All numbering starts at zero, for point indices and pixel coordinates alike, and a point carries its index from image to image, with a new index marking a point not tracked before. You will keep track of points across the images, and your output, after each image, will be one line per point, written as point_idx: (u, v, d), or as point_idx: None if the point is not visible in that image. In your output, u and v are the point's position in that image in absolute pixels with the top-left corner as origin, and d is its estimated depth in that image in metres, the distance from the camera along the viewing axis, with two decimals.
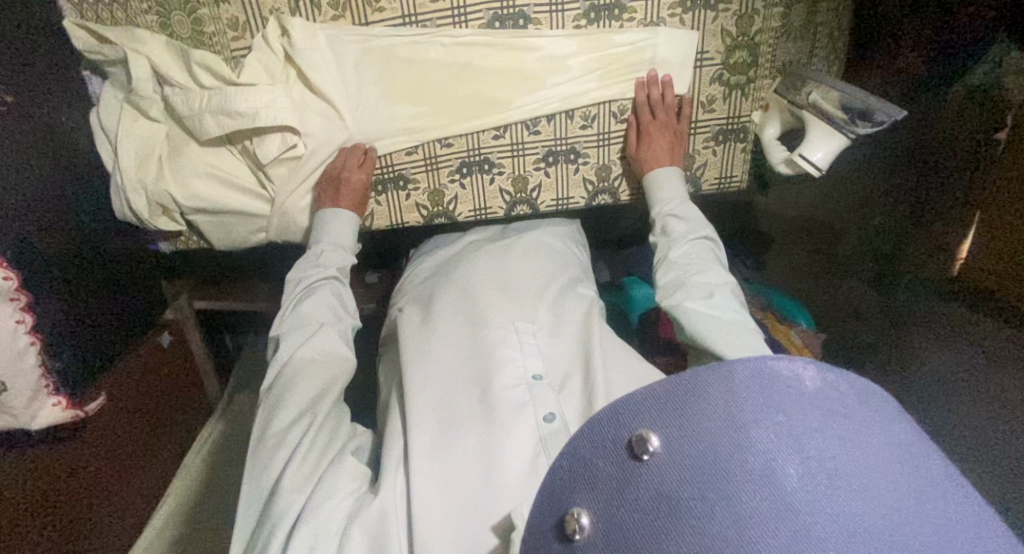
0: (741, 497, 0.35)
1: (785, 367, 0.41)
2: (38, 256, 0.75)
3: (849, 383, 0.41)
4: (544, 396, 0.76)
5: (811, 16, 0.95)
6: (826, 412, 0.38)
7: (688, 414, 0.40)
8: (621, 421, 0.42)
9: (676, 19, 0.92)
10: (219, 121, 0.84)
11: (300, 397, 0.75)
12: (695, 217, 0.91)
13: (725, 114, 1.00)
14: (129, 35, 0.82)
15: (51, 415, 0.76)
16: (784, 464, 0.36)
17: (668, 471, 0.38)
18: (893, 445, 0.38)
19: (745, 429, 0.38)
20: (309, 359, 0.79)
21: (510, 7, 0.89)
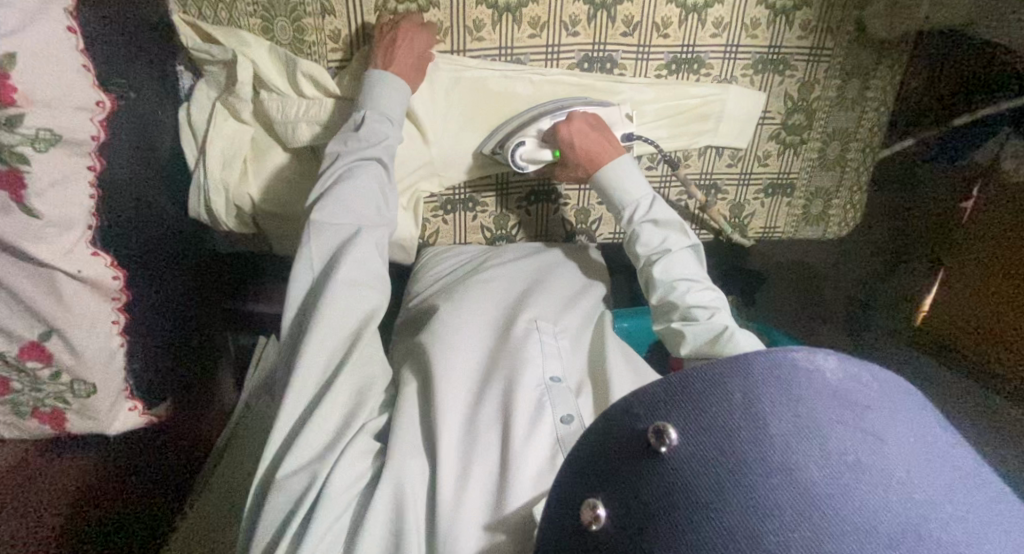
0: (759, 486, 0.38)
1: (807, 361, 0.42)
2: (135, 255, 0.74)
3: (874, 375, 0.43)
4: (563, 397, 0.70)
5: (864, 90, 1.01)
6: (847, 403, 0.40)
7: (713, 410, 0.41)
8: (638, 413, 0.44)
9: (746, 79, 0.97)
10: (313, 130, 0.85)
11: (339, 322, 0.69)
12: (670, 218, 0.86)
13: (777, 170, 1.06)
14: (235, 36, 0.81)
15: (129, 419, 0.77)
16: (803, 457, 0.38)
17: (687, 461, 0.41)
18: (917, 434, 0.39)
19: (765, 423, 0.40)
20: (352, 272, 0.72)
21: (601, 51, 0.93)
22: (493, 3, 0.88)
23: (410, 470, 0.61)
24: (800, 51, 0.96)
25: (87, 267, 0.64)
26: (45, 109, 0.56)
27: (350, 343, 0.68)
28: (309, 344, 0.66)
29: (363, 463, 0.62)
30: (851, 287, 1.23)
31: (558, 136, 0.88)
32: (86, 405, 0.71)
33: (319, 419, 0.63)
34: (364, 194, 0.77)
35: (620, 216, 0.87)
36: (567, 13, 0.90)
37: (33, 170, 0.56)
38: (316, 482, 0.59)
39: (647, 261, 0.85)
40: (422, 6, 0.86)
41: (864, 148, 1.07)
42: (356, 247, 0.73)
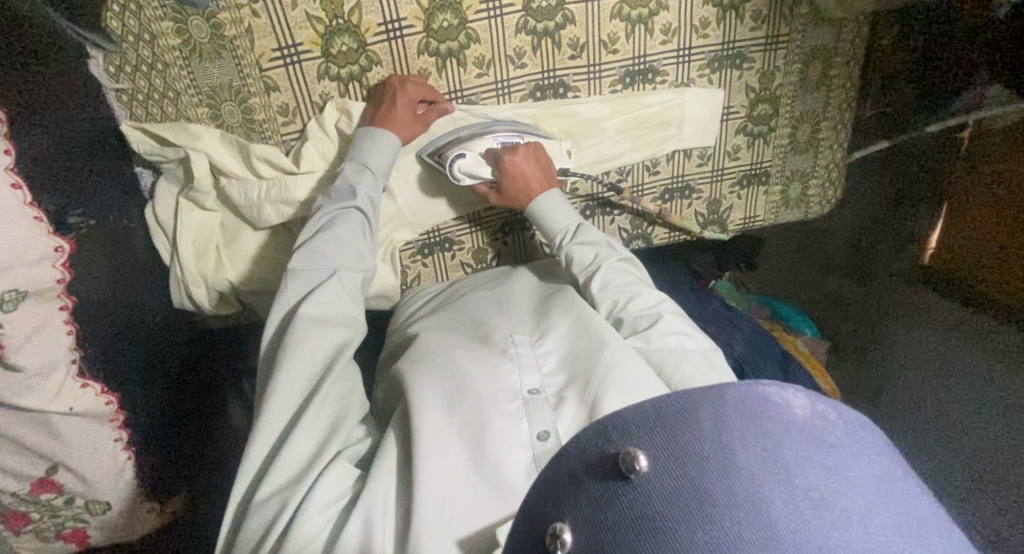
0: (721, 520, 0.35)
1: (777, 393, 0.41)
2: (123, 362, 0.73)
3: (841, 413, 0.41)
4: (540, 411, 0.67)
5: (827, 70, 1.01)
6: (815, 440, 0.39)
7: (683, 437, 0.38)
8: (611, 437, 0.40)
9: (704, 79, 0.97)
10: (279, 210, 0.85)
11: (313, 357, 0.68)
12: (599, 240, 0.86)
13: (750, 161, 1.07)
14: (184, 131, 0.81)
15: (147, 519, 0.78)
16: (770, 491, 0.36)
17: (658, 491, 0.37)
18: (883, 476, 0.38)
19: (733, 456, 0.38)
20: (321, 313, 0.71)
21: (552, 78, 0.92)
22: (436, 50, 0.87)
23: (381, 494, 0.60)
24: (755, 42, 0.96)
25: (79, 402, 0.64)
26: (8, 271, 0.55)
27: (324, 373, 0.67)
28: (279, 380, 0.65)
29: (342, 484, 0.62)
30: (847, 237, 1.33)
31: (500, 162, 0.87)
32: (102, 520, 0.73)
33: (291, 448, 0.62)
34: (341, 237, 0.77)
35: (552, 242, 0.87)
36: (512, 46, 0.89)
37: (7, 329, 0.56)
38: (288, 508, 0.58)
39: (583, 282, 0.84)
40: (365, 66, 0.85)
41: (836, 125, 1.07)
42: (331, 287, 0.73)
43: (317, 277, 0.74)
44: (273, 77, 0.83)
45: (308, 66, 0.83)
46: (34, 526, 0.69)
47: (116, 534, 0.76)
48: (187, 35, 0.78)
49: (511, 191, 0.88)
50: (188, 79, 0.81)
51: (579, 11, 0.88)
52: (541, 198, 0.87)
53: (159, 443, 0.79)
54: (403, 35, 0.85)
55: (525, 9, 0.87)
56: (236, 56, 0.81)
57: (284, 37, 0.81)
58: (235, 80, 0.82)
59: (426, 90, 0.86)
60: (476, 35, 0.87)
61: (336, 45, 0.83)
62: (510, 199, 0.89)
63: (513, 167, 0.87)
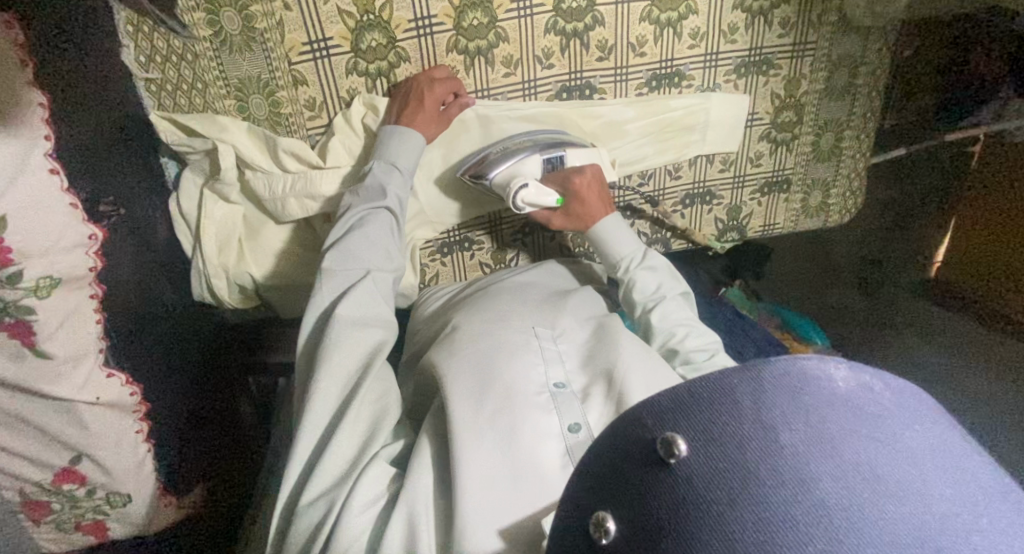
0: (769, 501, 0.34)
1: (818, 367, 0.39)
2: (145, 352, 0.73)
3: (889, 383, 0.40)
4: (569, 405, 0.67)
5: (852, 79, 1.01)
6: (862, 412, 0.37)
7: (722, 419, 0.38)
8: (647, 423, 0.41)
9: (730, 84, 0.97)
10: (303, 205, 0.84)
11: (350, 356, 0.67)
12: (665, 269, 0.86)
13: (771, 168, 1.07)
14: (212, 123, 0.81)
15: (166, 514, 0.76)
16: (816, 468, 0.35)
17: (697, 473, 0.37)
18: (939, 445, 0.36)
19: (775, 434, 0.37)
20: (356, 313, 0.71)
21: (579, 79, 0.92)
22: (464, 48, 0.87)
23: (421, 491, 0.59)
24: (781, 49, 0.96)
25: (103, 391, 0.64)
26: (41, 257, 0.55)
27: (362, 372, 0.67)
28: (320, 380, 0.65)
29: (381, 484, 0.61)
30: (858, 248, 1.32)
31: (569, 186, 0.87)
32: (123, 513, 0.71)
33: (333, 448, 0.62)
34: (374, 237, 0.77)
35: (616, 269, 0.87)
36: (540, 46, 0.89)
37: (40, 317, 0.56)
38: (333, 511, 0.58)
39: (642, 309, 0.84)
40: (393, 62, 0.85)
41: (859, 135, 1.07)
42: (366, 288, 0.73)
43: (354, 278, 0.74)
44: (302, 71, 0.83)
45: (337, 61, 0.83)
46: (54, 517, 0.68)
47: (138, 529, 0.74)
48: (218, 27, 0.79)
49: (579, 215, 0.89)
50: (218, 71, 0.81)
51: (609, 13, 0.88)
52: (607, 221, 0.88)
53: (177, 435, 0.78)
54: (433, 32, 0.84)
55: (555, 10, 0.87)
56: (266, 49, 0.81)
57: (315, 30, 0.81)
58: (264, 73, 0.82)
59: (450, 83, 0.86)
60: (506, 35, 0.87)
61: (365, 41, 0.83)
62: (574, 222, 0.90)
63: (586, 194, 0.87)
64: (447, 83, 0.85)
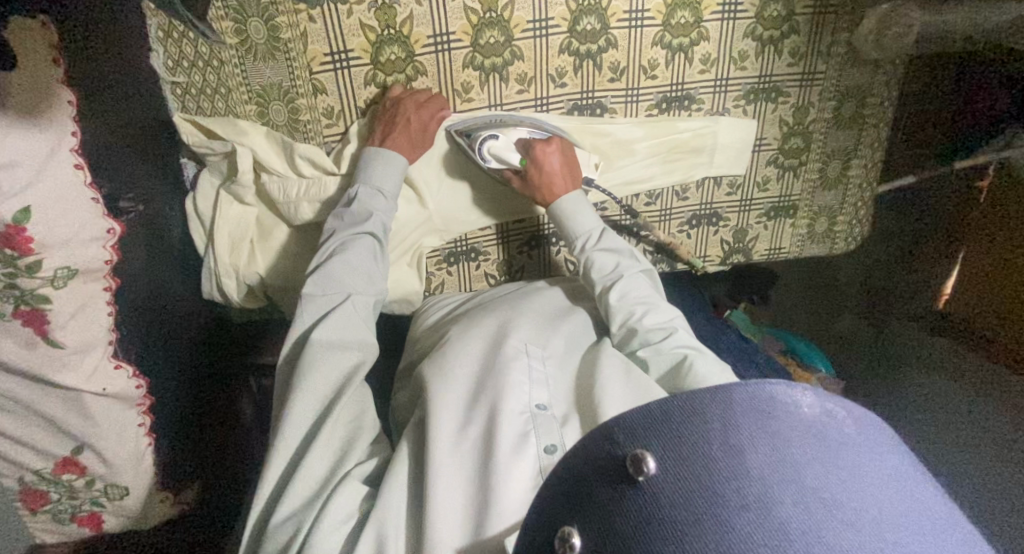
0: (730, 512, 0.40)
1: (786, 394, 0.45)
2: (151, 348, 0.73)
3: (845, 412, 0.46)
4: (548, 425, 0.66)
5: (861, 108, 1.03)
6: (818, 437, 0.43)
7: (693, 438, 0.43)
8: (619, 439, 0.46)
9: (739, 109, 0.99)
10: (316, 209, 0.86)
11: (325, 380, 0.69)
12: (620, 249, 0.87)
13: (778, 193, 1.08)
14: (231, 126, 0.83)
15: (160, 509, 0.76)
16: (774, 485, 0.40)
17: (666, 492, 0.42)
18: (885, 470, 0.42)
19: (740, 452, 0.42)
20: (333, 337, 0.72)
21: (589, 98, 0.94)
22: (480, 65, 0.89)
23: (392, 509, 0.60)
24: (791, 77, 0.98)
25: (111, 383, 0.64)
26: (62, 248, 0.57)
27: (335, 396, 0.68)
28: (295, 400, 0.66)
29: (353, 502, 0.62)
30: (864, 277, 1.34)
31: (530, 152, 0.86)
32: (118, 506, 0.71)
33: (307, 463, 0.63)
34: (356, 265, 0.78)
35: (573, 246, 0.88)
36: (553, 66, 0.91)
37: (54, 306, 0.57)
38: (302, 529, 0.59)
39: (601, 289, 0.84)
40: (411, 75, 0.88)
41: (866, 164, 1.08)
42: (344, 315, 0.74)
43: (333, 304, 0.75)
44: (322, 81, 0.85)
45: (356, 72, 0.86)
46: (51, 507, 0.69)
47: (133, 521, 0.75)
48: (245, 36, 0.81)
49: (535, 184, 0.88)
50: (241, 77, 0.83)
51: (622, 36, 0.91)
52: (565, 195, 0.87)
53: (178, 433, 0.78)
54: (450, 48, 0.87)
55: (570, 31, 0.89)
56: (288, 58, 0.83)
57: (337, 42, 0.83)
58: (285, 81, 0.85)
59: (435, 106, 0.87)
60: (521, 53, 0.89)
61: (385, 54, 0.86)
62: (531, 193, 0.89)
63: (546, 163, 0.86)
64: (428, 106, 0.86)
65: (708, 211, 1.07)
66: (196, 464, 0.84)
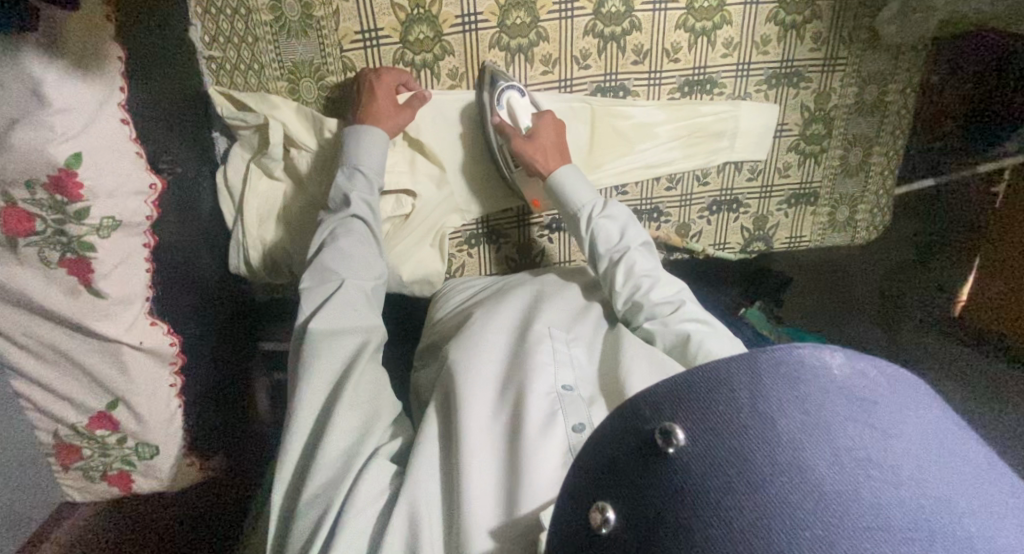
0: (767, 486, 0.36)
1: (813, 356, 0.41)
2: (181, 313, 0.74)
3: (880, 371, 0.41)
4: (574, 405, 0.65)
5: (883, 95, 1.03)
6: (856, 399, 0.39)
7: (722, 407, 0.40)
8: (644, 414, 0.42)
9: (761, 94, 1.00)
10: None
11: (330, 362, 0.68)
12: (622, 215, 0.86)
13: (799, 180, 1.08)
14: (263, 100, 0.85)
15: (187, 474, 0.75)
16: (812, 454, 0.36)
17: (696, 463, 0.39)
18: (933, 430, 0.38)
19: (772, 420, 0.38)
20: (334, 323, 0.71)
21: (613, 81, 0.96)
22: (506, 45, 0.91)
23: (421, 489, 0.59)
24: (813, 63, 0.99)
25: (148, 338, 0.65)
26: (108, 199, 0.58)
27: (342, 377, 0.67)
28: (305, 383, 0.66)
29: (384, 471, 0.61)
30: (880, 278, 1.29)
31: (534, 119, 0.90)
32: (149, 466, 0.71)
33: (328, 439, 0.62)
34: (348, 250, 0.77)
35: (574, 215, 0.86)
36: (578, 47, 0.92)
37: (99, 255, 0.59)
38: (333, 506, 0.58)
39: (607, 260, 0.83)
40: (438, 55, 0.89)
41: (887, 151, 1.08)
42: (339, 302, 0.72)
43: (329, 290, 0.74)
44: (352, 59, 0.87)
45: (386, 50, 0.87)
46: (83, 464, 0.68)
47: (162, 486, 0.73)
48: (279, 13, 0.83)
49: (531, 148, 0.88)
50: (274, 53, 0.85)
51: (646, 19, 0.92)
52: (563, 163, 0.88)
53: (203, 399, 0.79)
54: (478, 29, 0.89)
55: (595, 14, 0.91)
56: (321, 36, 0.85)
57: (368, 21, 0.85)
58: (316, 58, 0.86)
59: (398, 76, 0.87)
60: (546, 35, 0.91)
61: (414, 33, 0.87)
62: (528, 157, 0.88)
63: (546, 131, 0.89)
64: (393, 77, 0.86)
65: (729, 198, 1.08)
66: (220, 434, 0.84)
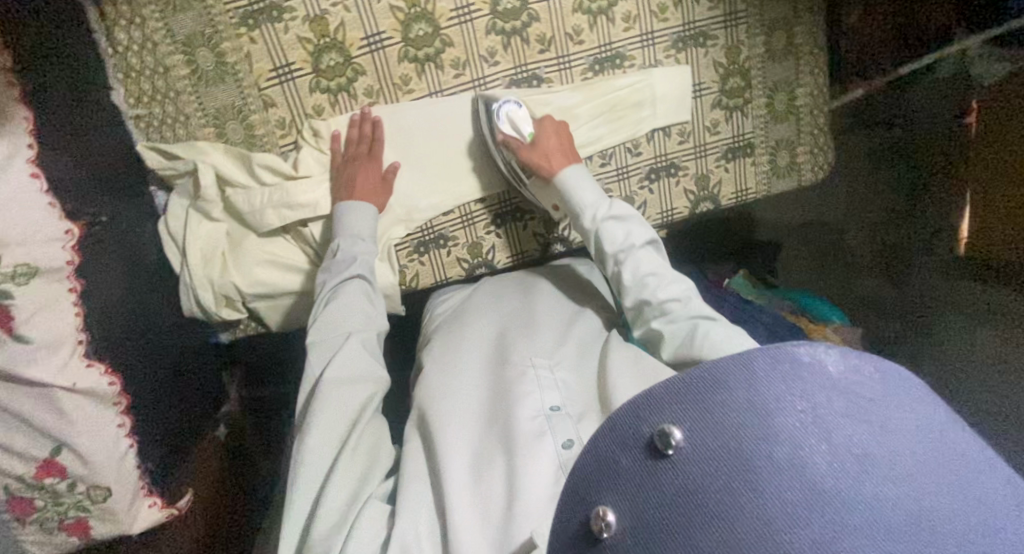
0: (763, 487, 0.36)
1: (807, 352, 0.41)
2: (127, 356, 0.76)
3: (874, 366, 0.41)
4: (563, 424, 0.68)
5: (791, 39, 1.06)
6: (850, 395, 0.38)
7: (712, 407, 0.40)
8: (642, 413, 0.42)
9: (671, 59, 1.03)
10: (281, 214, 0.91)
11: (338, 412, 0.71)
12: (628, 214, 0.88)
13: (730, 134, 1.10)
14: (193, 148, 0.90)
15: (150, 515, 0.76)
16: (810, 451, 0.36)
17: (693, 464, 0.39)
18: (922, 426, 0.38)
19: (769, 418, 0.38)
20: (341, 374, 0.75)
21: (524, 72, 0.99)
22: (414, 57, 0.95)
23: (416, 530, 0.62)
24: (715, 20, 1.02)
25: (82, 378, 0.67)
26: (21, 247, 0.63)
27: (349, 430, 0.71)
28: (310, 432, 0.69)
29: (377, 517, 0.64)
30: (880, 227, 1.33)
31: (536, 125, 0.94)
32: (105, 509, 0.70)
33: (328, 490, 0.64)
34: (348, 305, 0.82)
35: (582, 219, 0.89)
36: (483, 47, 0.97)
37: (16, 301, 0.62)
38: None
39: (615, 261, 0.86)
40: (351, 77, 0.94)
41: (811, 91, 1.10)
42: (349, 353, 0.77)
43: (334, 344, 0.79)
44: (271, 95, 0.92)
45: (300, 82, 0.92)
46: (38, 517, 0.67)
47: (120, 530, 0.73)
48: (194, 65, 0.88)
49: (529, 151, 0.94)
50: (197, 103, 0.90)
51: (542, 9, 0.96)
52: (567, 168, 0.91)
53: (158, 440, 0.80)
54: (384, 46, 0.93)
55: (492, 12, 0.95)
56: (237, 79, 0.90)
57: (279, 57, 0.90)
58: (237, 101, 0.91)
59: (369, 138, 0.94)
60: (450, 40, 0.95)
61: (324, 61, 0.92)
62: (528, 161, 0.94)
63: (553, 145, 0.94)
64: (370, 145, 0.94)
65: (665, 164, 1.09)
66: (185, 472, 0.86)
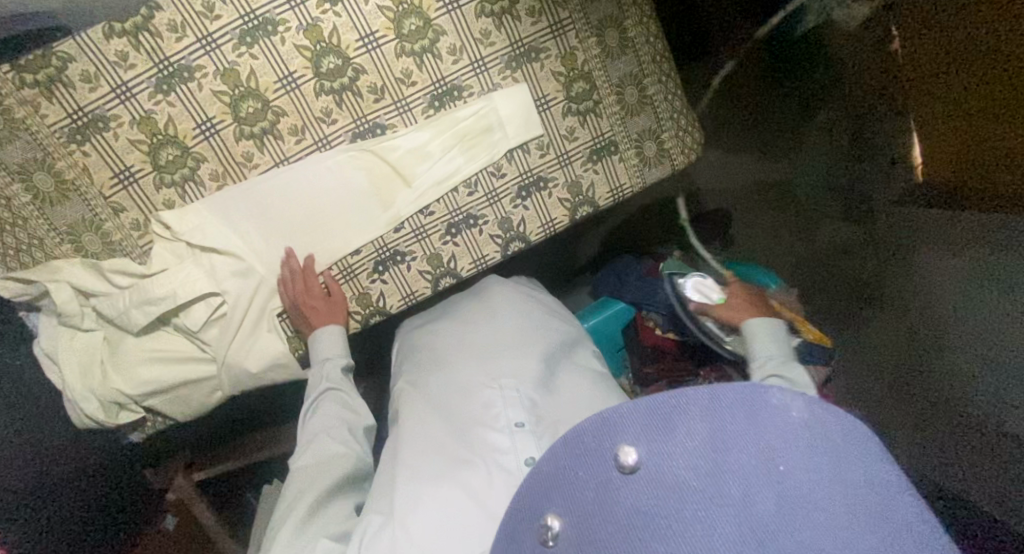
0: (696, 510, 0.42)
1: (777, 397, 0.48)
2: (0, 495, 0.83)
3: (840, 423, 0.49)
4: None
5: (623, 34, 1.07)
6: (807, 442, 0.46)
7: (673, 436, 0.46)
8: (609, 424, 0.49)
9: (509, 79, 1.04)
10: (146, 310, 0.95)
11: (310, 491, 0.83)
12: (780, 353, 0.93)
13: (590, 137, 1.10)
14: (49, 268, 0.93)
15: None
16: (760, 492, 0.42)
17: (644, 485, 0.45)
18: (867, 476, 0.45)
19: (726, 451, 0.45)
20: (313, 462, 0.87)
21: (365, 124, 1.00)
22: (250, 133, 0.96)
23: None
24: (541, 33, 1.03)
25: None
26: None
27: (319, 502, 0.82)
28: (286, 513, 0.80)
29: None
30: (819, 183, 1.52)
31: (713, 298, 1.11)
32: None
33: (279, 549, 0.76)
34: (327, 412, 0.94)
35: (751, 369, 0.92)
36: (316, 109, 0.98)
37: None
38: None
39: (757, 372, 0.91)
40: (193, 166, 0.96)
41: (659, 78, 1.11)
42: (320, 445, 0.89)
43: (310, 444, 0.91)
44: (118, 201, 0.95)
45: (143, 182, 0.94)
46: None
47: None
48: (35, 189, 0.92)
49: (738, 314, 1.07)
50: (47, 224, 0.94)
51: (366, 60, 0.97)
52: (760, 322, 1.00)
53: None
54: (217, 130, 0.95)
55: (316, 74, 0.96)
56: (81, 194, 0.93)
57: (116, 164, 0.93)
58: (87, 214, 0.94)
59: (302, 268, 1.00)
60: (282, 110, 0.96)
61: (161, 157, 0.94)
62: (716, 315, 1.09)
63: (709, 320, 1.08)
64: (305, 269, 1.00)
65: (533, 178, 1.09)
66: None
